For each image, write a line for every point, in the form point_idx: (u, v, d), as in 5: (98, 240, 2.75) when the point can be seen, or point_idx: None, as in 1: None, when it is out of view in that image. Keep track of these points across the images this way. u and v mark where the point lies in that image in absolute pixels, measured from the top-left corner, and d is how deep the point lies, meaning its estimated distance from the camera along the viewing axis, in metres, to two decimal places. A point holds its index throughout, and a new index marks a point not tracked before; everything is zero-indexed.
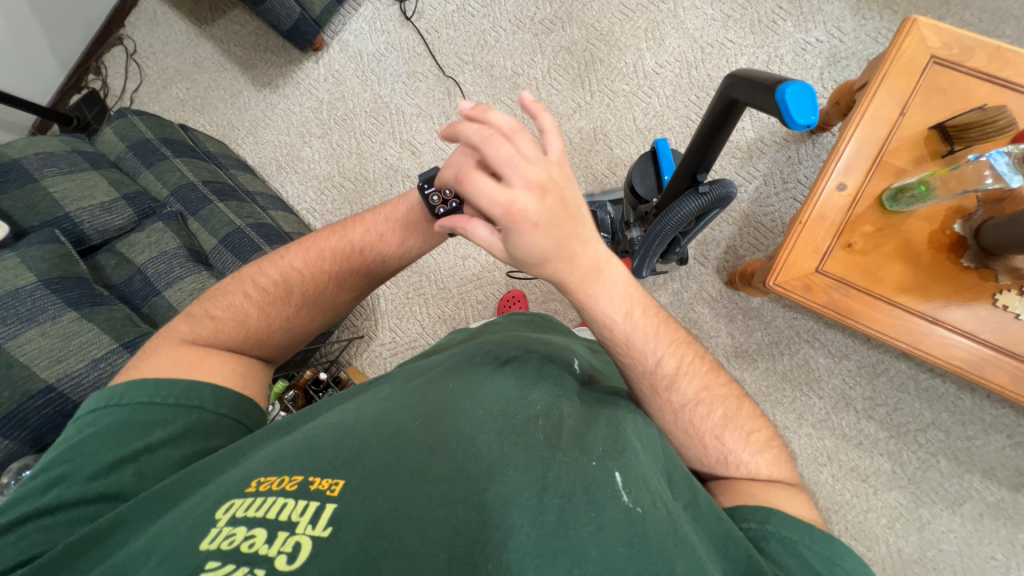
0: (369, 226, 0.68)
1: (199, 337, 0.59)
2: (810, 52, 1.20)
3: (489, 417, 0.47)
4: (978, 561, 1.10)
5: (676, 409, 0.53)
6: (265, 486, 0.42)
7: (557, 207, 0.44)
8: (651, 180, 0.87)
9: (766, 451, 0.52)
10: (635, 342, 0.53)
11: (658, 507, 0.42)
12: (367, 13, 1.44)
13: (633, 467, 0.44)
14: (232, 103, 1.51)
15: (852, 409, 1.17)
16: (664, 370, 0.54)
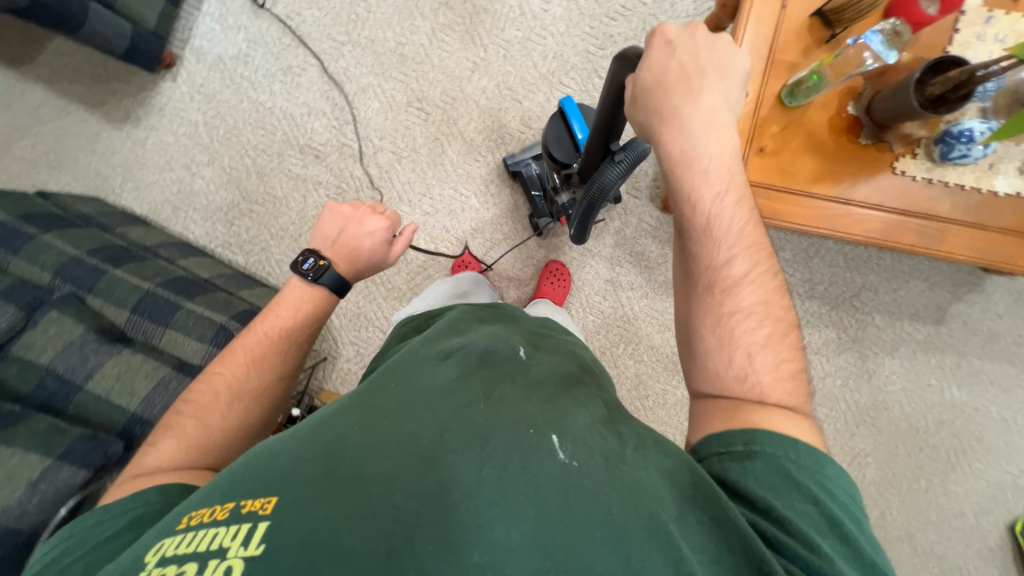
0: (272, 317, 0.69)
1: (143, 466, 0.56)
2: None
3: (430, 409, 0.48)
4: (917, 390, 1.27)
5: (718, 319, 0.51)
6: (197, 519, 0.43)
7: (696, 36, 0.53)
8: (566, 143, 0.83)
9: (789, 378, 0.49)
10: (716, 227, 0.53)
11: (593, 459, 0.44)
12: (213, 10, 1.26)
13: (571, 429, 0.46)
14: (93, 150, 1.32)
15: (797, 294, 1.26)
16: (731, 272, 0.52)
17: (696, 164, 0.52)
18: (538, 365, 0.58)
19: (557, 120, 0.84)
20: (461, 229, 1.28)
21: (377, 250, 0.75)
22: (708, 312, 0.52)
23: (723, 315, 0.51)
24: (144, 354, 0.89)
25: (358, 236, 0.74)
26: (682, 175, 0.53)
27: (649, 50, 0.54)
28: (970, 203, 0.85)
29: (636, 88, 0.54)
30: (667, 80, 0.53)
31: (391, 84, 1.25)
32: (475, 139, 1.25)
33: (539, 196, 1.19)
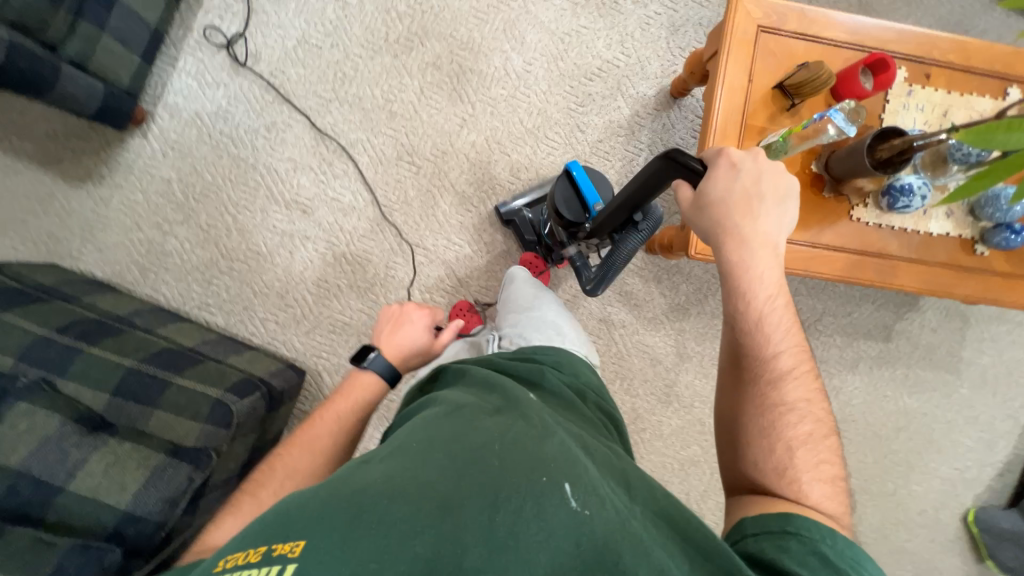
0: (336, 402, 0.78)
1: (208, 541, 0.60)
2: (653, 25, 1.30)
3: (449, 457, 0.49)
4: (876, 401, 1.42)
5: (765, 408, 0.58)
6: (231, 563, 0.42)
7: (757, 161, 0.64)
8: (574, 204, 0.91)
9: (828, 480, 0.54)
10: (765, 325, 0.61)
11: (604, 509, 0.44)
12: (188, 66, 1.23)
13: (585, 476, 0.47)
14: (46, 210, 1.21)
15: None
16: (779, 365, 0.60)
17: (752, 270, 0.61)
18: (549, 412, 0.59)
19: (564, 183, 0.92)
20: (457, 278, 1.29)
21: (424, 337, 0.88)
22: (757, 396, 0.59)
23: (771, 404, 0.58)
24: (133, 442, 0.81)
25: (404, 329, 0.88)
26: (741, 278, 0.62)
27: (714, 169, 0.64)
28: (912, 242, 0.99)
29: (700, 199, 0.65)
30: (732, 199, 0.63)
31: (380, 139, 1.27)
32: (467, 190, 1.29)
33: (534, 241, 1.23)
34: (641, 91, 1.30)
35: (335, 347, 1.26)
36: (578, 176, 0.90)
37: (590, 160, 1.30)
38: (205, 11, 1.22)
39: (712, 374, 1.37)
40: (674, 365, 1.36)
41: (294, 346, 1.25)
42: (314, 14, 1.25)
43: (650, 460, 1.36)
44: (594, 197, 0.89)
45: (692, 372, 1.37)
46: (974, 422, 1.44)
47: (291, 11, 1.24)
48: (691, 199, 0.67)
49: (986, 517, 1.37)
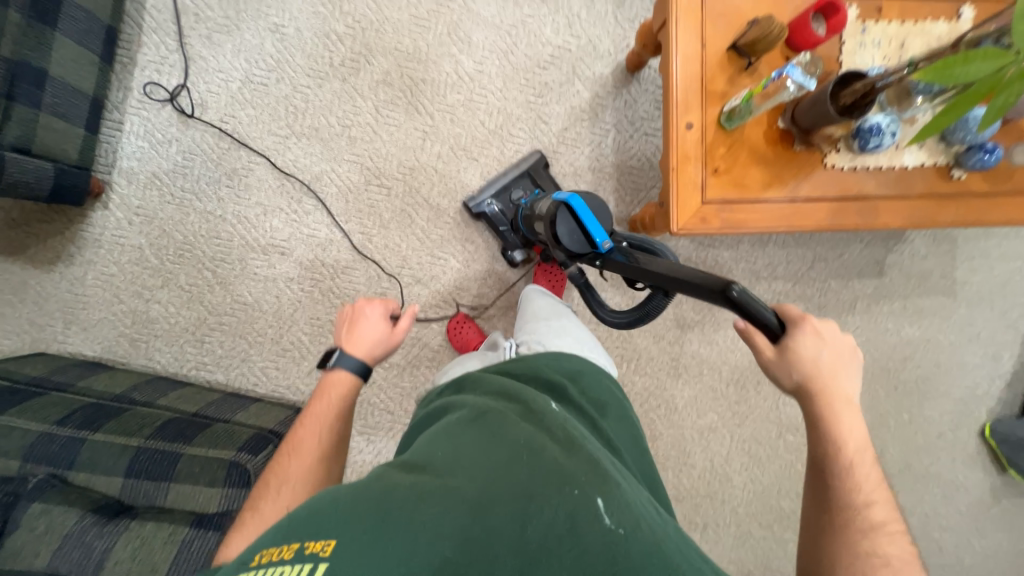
0: (313, 404, 0.76)
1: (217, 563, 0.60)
2: (597, 2, 1.27)
3: (477, 468, 0.51)
4: (879, 336, 1.44)
5: (857, 557, 0.57)
6: (266, 558, 0.44)
7: (834, 333, 0.68)
8: (578, 237, 0.87)
9: None
10: (856, 473, 0.63)
11: (633, 524, 0.47)
12: (137, 128, 1.19)
13: (616, 492, 0.49)
14: (22, 300, 1.18)
15: (762, 279, 1.38)
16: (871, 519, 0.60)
17: (843, 427, 0.65)
18: (572, 421, 0.61)
19: (563, 215, 0.87)
20: (448, 291, 1.28)
21: (383, 330, 0.83)
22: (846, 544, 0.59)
23: (865, 556, 0.57)
24: (155, 521, 0.81)
25: (364, 327, 0.83)
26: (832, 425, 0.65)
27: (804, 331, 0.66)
28: (890, 179, 0.99)
29: (787, 351, 0.66)
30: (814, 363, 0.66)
31: (345, 167, 1.24)
32: (442, 202, 1.27)
33: (508, 229, 1.23)
34: (598, 71, 1.28)
35: None
36: (579, 211, 0.85)
37: (558, 150, 1.29)
38: (140, 68, 1.18)
39: (716, 339, 1.38)
40: (678, 338, 1.37)
41: (300, 388, 1.24)
42: (252, 51, 1.20)
43: (670, 434, 1.38)
44: (601, 233, 0.84)
45: (696, 342, 1.37)
46: (976, 339, 1.46)
47: (228, 52, 1.20)
48: (774, 351, 0.67)
49: (1003, 428, 1.39)
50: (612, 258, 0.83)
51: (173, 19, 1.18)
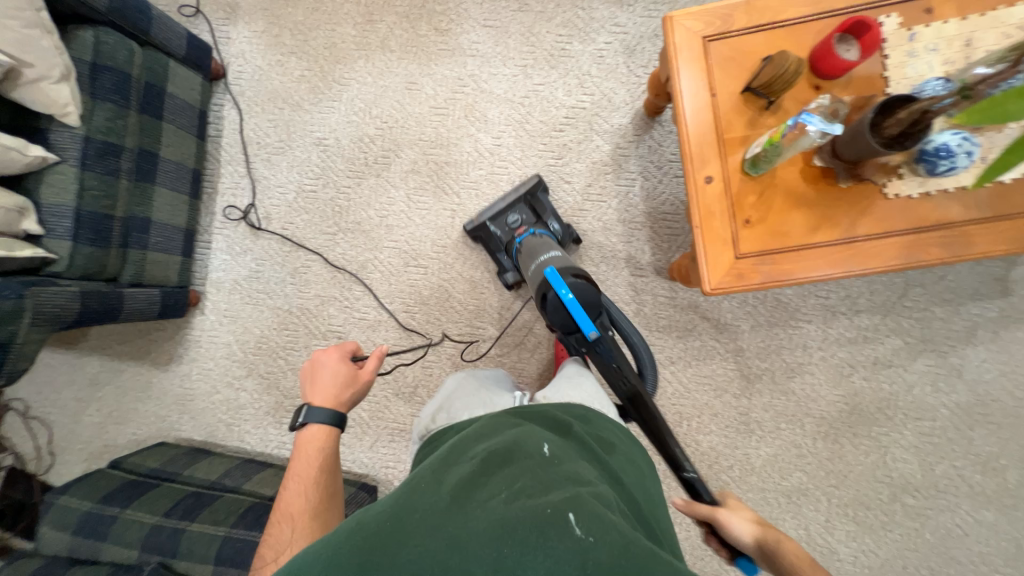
0: (295, 466, 0.75)
1: None
2: (608, 55, 1.25)
3: (455, 501, 0.51)
4: (1018, 369, 1.15)
5: None
6: None
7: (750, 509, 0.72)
8: (564, 316, 0.85)
9: None
10: None
11: (611, 539, 0.45)
12: (221, 244, 1.41)
13: (591, 508, 0.48)
14: (149, 396, 1.44)
15: (841, 315, 1.20)
16: None
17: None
18: (559, 453, 0.59)
19: (551, 300, 0.86)
20: (489, 360, 1.30)
21: (347, 369, 0.87)
22: None
23: None
24: None
25: (326, 375, 0.85)
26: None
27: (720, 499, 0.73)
28: (980, 201, 0.82)
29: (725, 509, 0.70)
30: (753, 521, 0.69)
31: (387, 252, 1.35)
32: (475, 274, 1.31)
33: (504, 255, 1.22)
34: (616, 123, 1.26)
35: (398, 455, 1.32)
36: (565, 297, 0.83)
37: (584, 207, 1.27)
38: (221, 194, 1.41)
39: (791, 389, 1.21)
40: (744, 390, 1.23)
41: (363, 462, 1.33)
42: (302, 164, 1.38)
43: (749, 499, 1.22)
44: (589, 324, 0.83)
45: (768, 393, 1.22)
46: None
47: (284, 169, 1.38)
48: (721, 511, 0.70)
49: None
50: (598, 350, 0.84)
51: (242, 150, 1.40)
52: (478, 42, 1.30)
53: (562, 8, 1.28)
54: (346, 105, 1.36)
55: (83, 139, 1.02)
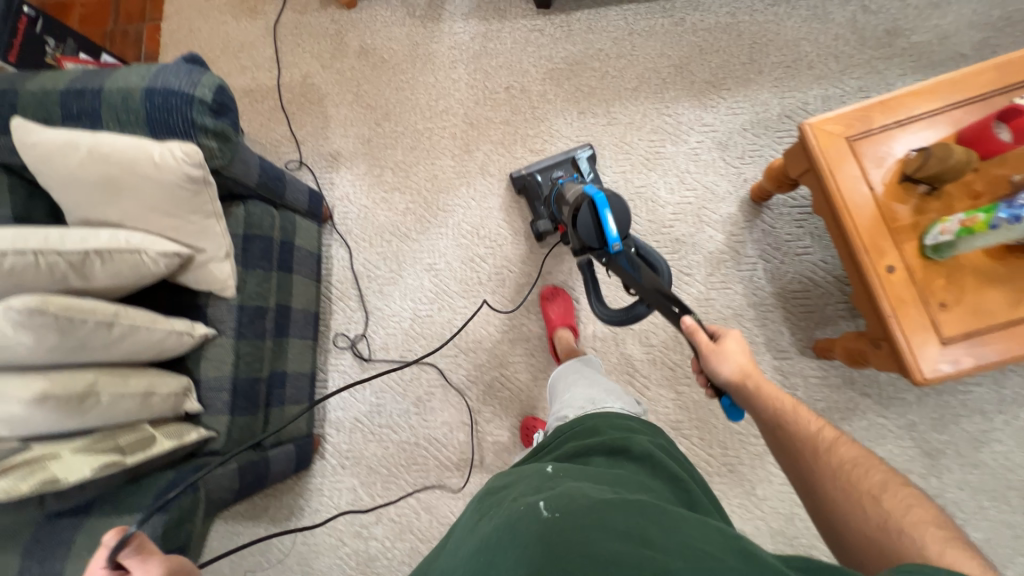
0: None
1: None
2: (702, 152, 1.32)
3: (471, 532, 0.61)
4: None
5: (836, 472, 0.66)
6: None
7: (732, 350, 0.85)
8: (591, 228, 0.89)
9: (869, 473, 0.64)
10: (794, 433, 0.73)
11: (573, 511, 0.52)
12: (337, 381, 1.38)
13: (555, 495, 0.55)
14: (268, 560, 1.31)
15: (1010, 372, 1.14)
16: (831, 452, 0.68)
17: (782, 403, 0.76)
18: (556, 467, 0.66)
19: (584, 209, 0.89)
20: None
21: None
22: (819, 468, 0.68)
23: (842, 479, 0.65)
24: None
25: None
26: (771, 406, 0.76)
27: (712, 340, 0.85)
28: None
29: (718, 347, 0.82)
30: (741, 362, 0.81)
31: (512, 367, 1.32)
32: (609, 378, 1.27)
33: (542, 206, 1.30)
34: (724, 212, 1.29)
35: None
36: (603, 206, 0.87)
37: (711, 297, 1.26)
38: (334, 331, 1.40)
39: (983, 461, 1.12)
40: (931, 469, 1.13)
41: None
42: (415, 292, 1.39)
43: None
44: (616, 235, 0.87)
45: (958, 468, 1.12)
46: None
47: (396, 298, 1.40)
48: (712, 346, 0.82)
49: None
50: (619, 262, 0.87)
51: (353, 285, 1.42)
52: None
53: (648, 116, 1.36)
54: (453, 229, 1.41)
55: (238, 308, 1.02)
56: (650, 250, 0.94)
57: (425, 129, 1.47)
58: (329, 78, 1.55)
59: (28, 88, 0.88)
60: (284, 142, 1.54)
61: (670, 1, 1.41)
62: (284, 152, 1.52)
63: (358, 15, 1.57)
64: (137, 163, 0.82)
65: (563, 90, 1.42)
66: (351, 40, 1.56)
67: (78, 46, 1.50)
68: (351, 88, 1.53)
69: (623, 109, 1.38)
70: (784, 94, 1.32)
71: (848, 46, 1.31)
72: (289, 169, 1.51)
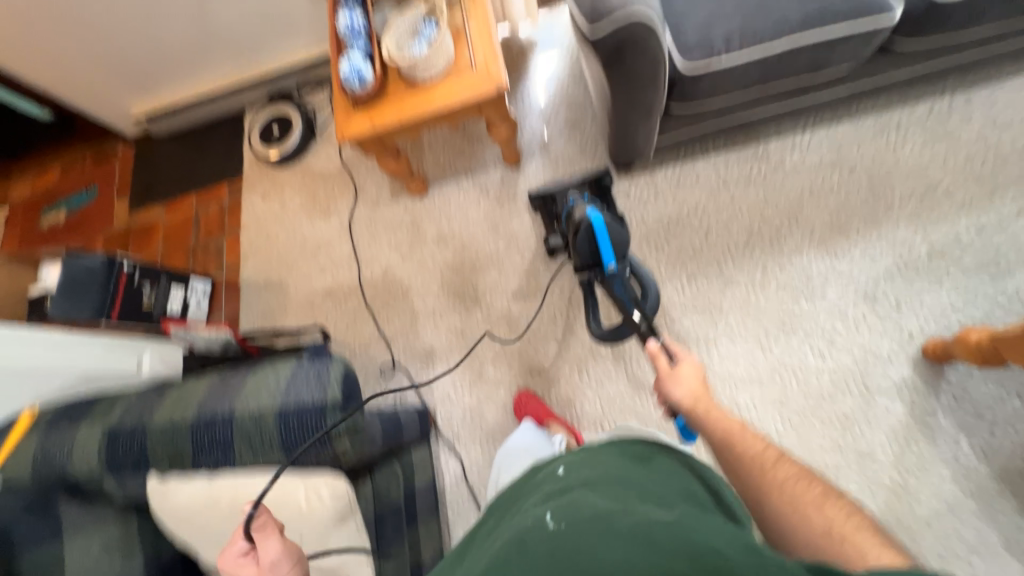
0: None
1: None
2: (847, 308, 1.17)
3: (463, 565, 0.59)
4: None
5: (774, 485, 0.68)
6: None
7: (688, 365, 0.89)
8: (589, 247, 1.01)
9: (811, 487, 0.66)
10: (733, 445, 0.75)
11: (578, 521, 0.51)
12: None
13: (565, 507, 0.55)
14: None
15: None
16: (762, 460, 0.71)
17: (724, 427, 0.77)
18: (566, 482, 0.64)
19: (585, 230, 1.00)
20: None
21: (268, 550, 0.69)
22: (760, 481, 0.69)
23: (785, 487, 0.67)
24: None
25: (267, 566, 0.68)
26: (713, 428, 0.78)
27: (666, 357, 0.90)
28: None
29: (673, 370, 0.87)
30: (694, 387, 0.85)
31: None
32: None
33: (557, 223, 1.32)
34: (896, 377, 1.10)
35: None
36: (595, 220, 1.00)
37: (911, 487, 1.05)
38: None
39: None
40: None
41: None
42: None
43: None
44: (611, 257, 0.99)
45: None
46: None
47: None
48: (667, 368, 0.87)
49: None
50: (612, 282, 0.99)
51: (470, 500, 1.28)
52: (694, 327, 1.24)
53: (771, 272, 1.23)
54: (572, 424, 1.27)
55: None
56: (643, 271, 1.06)
57: (520, 311, 1.40)
58: (411, 269, 1.52)
59: (156, 423, 0.82)
60: (373, 342, 1.48)
61: (763, 145, 1.32)
62: (375, 354, 1.46)
63: (431, 201, 1.56)
64: (285, 509, 0.80)
65: (665, 254, 1.32)
66: (428, 227, 1.54)
67: (170, 279, 1.52)
68: (435, 277, 1.49)
69: (739, 267, 1.26)
70: (926, 229, 1.17)
71: (986, 167, 1.18)
72: (384, 375, 1.43)
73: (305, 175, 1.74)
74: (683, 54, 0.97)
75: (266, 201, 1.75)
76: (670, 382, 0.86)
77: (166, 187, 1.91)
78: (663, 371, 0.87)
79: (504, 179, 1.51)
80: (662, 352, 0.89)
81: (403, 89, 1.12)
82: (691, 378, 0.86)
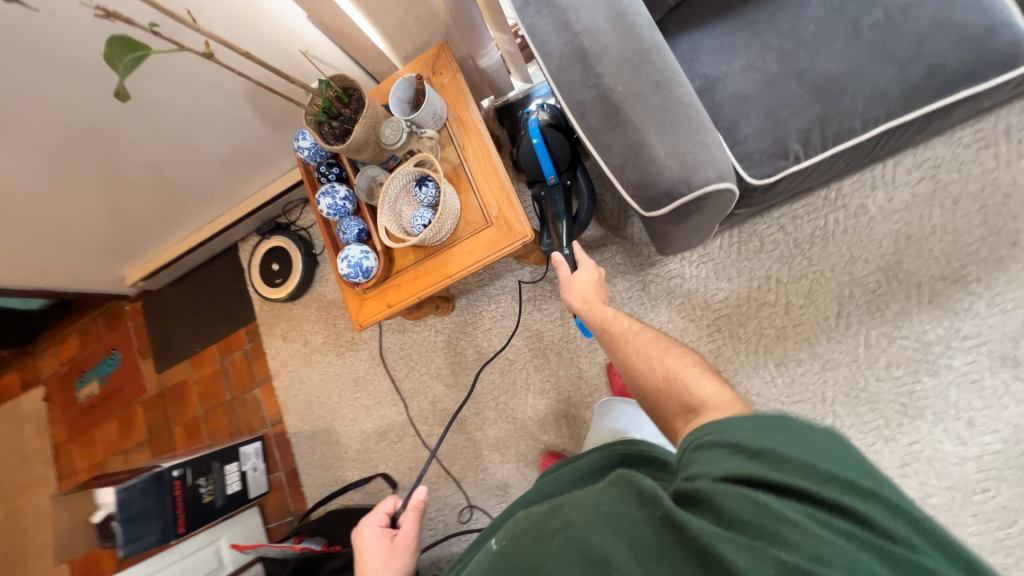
0: None
1: None
2: (981, 378, 0.98)
3: None
4: None
5: (637, 356, 0.67)
6: None
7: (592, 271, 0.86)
8: (533, 162, 1.11)
9: (662, 351, 0.65)
10: (610, 327, 0.75)
11: (516, 535, 0.49)
12: None
13: (512, 522, 0.53)
14: None
15: None
16: (630, 332, 0.71)
17: (608, 312, 0.77)
18: None
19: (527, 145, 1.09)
20: None
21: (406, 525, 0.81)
22: (623, 358, 0.69)
23: (643, 356, 0.66)
24: None
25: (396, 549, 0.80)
26: (596, 315, 0.79)
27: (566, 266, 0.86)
28: None
29: (572, 277, 0.85)
30: (587, 290, 0.83)
31: None
32: None
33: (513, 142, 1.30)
34: None
35: None
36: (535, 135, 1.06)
37: None
38: None
39: None
40: None
41: None
42: None
43: None
44: (551, 171, 1.08)
45: None
46: None
47: None
48: (569, 274, 0.85)
49: None
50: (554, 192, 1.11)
51: None
52: None
53: (878, 346, 1.05)
54: None
55: None
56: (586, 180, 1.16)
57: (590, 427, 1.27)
58: (459, 398, 1.40)
59: None
60: (441, 483, 1.39)
61: (835, 189, 1.10)
62: (447, 497, 1.36)
63: (461, 317, 1.42)
64: None
65: (742, 342, 1.14)
66: (465, 347, 1.41)
67: (221, 462, 1.46)
68: (487, 400, 1.37)
69: (836, 346, 1.08)
70: None
71: None
72: (463, 520, 1.34)
73: (319, 306, 1.61)
74: (749, 167, 0.75)
75: (288, 342, 1.64)
76: (572, 288, 0.84)
77: (184, 343, 1.82)
78: (566, 277, 0.85)
79: (534, 279, 1.35)
80: (565, 262, 0.84)
81: (413, 261, 0.96)
82: (597, 286, 0.84)
